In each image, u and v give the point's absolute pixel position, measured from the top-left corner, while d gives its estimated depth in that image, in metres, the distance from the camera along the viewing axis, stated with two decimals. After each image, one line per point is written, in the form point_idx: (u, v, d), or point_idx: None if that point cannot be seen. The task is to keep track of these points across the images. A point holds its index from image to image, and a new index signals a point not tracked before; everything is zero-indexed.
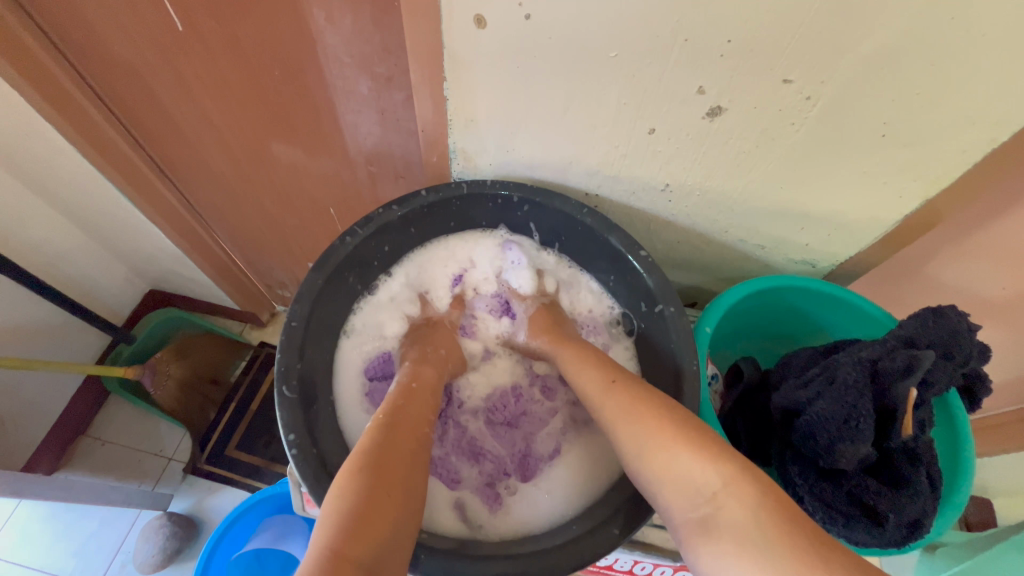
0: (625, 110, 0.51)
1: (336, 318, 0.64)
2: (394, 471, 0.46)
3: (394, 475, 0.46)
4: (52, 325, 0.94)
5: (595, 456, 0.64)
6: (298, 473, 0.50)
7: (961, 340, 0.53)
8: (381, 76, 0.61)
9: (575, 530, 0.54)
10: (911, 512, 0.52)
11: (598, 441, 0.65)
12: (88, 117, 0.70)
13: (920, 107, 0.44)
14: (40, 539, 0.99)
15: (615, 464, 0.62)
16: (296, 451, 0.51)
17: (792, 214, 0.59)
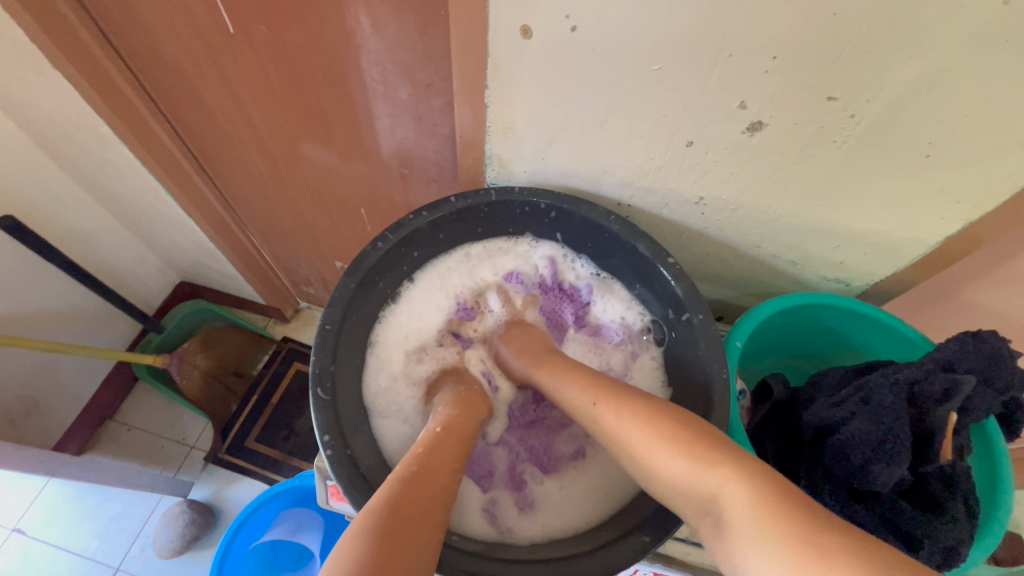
0: (663, 123, 0.47)
1: (367, 323, 0.63)
2: (414, 530, 0.41)
3: (413, 531, 0.41)
4: (82, 309, 1.11)
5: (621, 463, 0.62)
6: (332, 473, 0.49)
7: (1004, 365, 0.44)
8: (421, 83, 0.60)
9: (604, 536, 0.53)
10: (945, 539, 0.39)
11: None
12: (134, 109, 0.77)
13: (1003, 128, 0.39)
14: (67, 518, 1.15)
15: None
16: (330, 454, 0.50)
17: (831, 231, 0.53)
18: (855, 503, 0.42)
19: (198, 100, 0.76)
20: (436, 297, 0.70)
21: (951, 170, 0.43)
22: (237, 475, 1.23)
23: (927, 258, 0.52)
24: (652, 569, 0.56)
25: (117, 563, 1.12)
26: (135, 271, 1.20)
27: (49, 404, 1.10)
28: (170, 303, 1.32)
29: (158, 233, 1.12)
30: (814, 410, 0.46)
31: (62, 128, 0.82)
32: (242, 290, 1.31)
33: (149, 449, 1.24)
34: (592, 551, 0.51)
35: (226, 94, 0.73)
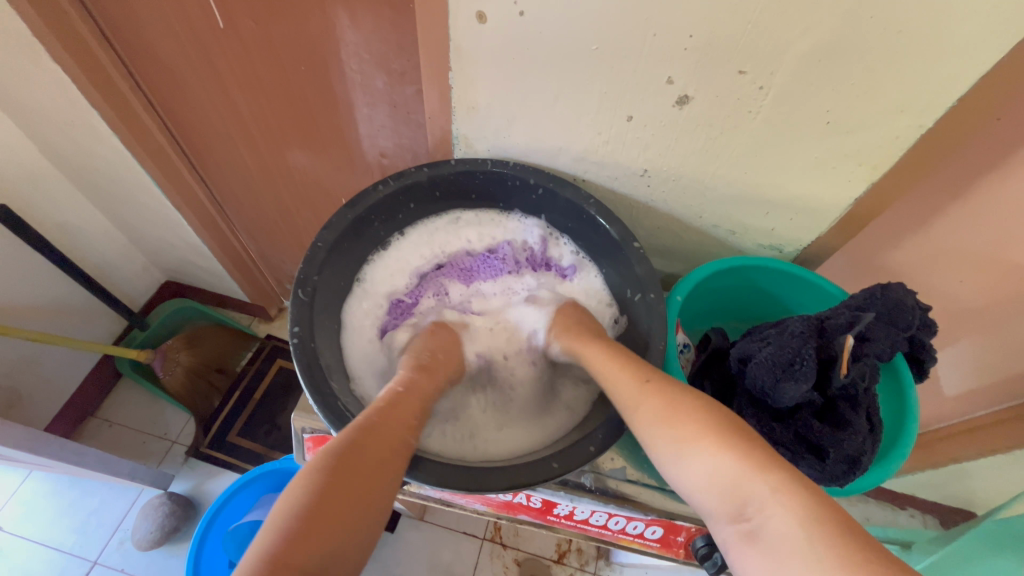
0: (606, 100, 0.54)
1: (355, 259, 0.64)
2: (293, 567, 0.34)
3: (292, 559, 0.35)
4: (69, 303, 1.14)
5: (554, 416, 0.61)
6: (295, 365, 0.49)
7: (908, 313, 0.49)
8: (396, 72, 0.67)
9: (541, 454, 0.51)
10: (847, 447, 0.45)
11: (560, 411, 0.61)
12: (127, 102, 0.82)
13: (884, 94, 0.46)
14: (45, 513, 1.15)
15: (566, 421, 0.59)
16: (296, 343, 0.51)
17: (760, 199, 0.60)
18: (773, 422, 0.48)
19: (187, 94, 0.81)
20: (418, 255, 0.70)
21: (847, 135, 0.51)
22: (218, 469, 1.24)
23: (845, 221, 0.59)
24: (607, 511, 0.58)
25: (93, 557, 1.12)
26: (121, 269, 1.23)
27: (31, 397, 1.12)
28: (155, 301, 1.34)
29: (145, 230, 1.16)
30: (742, 344, 0.52)
31: (56, 121, 0.86)
32: (228, 288, 1.34)
33: (129, 445, 1.25)
34: (526, 462, 0.49)
35: (215, 88, 0.78)
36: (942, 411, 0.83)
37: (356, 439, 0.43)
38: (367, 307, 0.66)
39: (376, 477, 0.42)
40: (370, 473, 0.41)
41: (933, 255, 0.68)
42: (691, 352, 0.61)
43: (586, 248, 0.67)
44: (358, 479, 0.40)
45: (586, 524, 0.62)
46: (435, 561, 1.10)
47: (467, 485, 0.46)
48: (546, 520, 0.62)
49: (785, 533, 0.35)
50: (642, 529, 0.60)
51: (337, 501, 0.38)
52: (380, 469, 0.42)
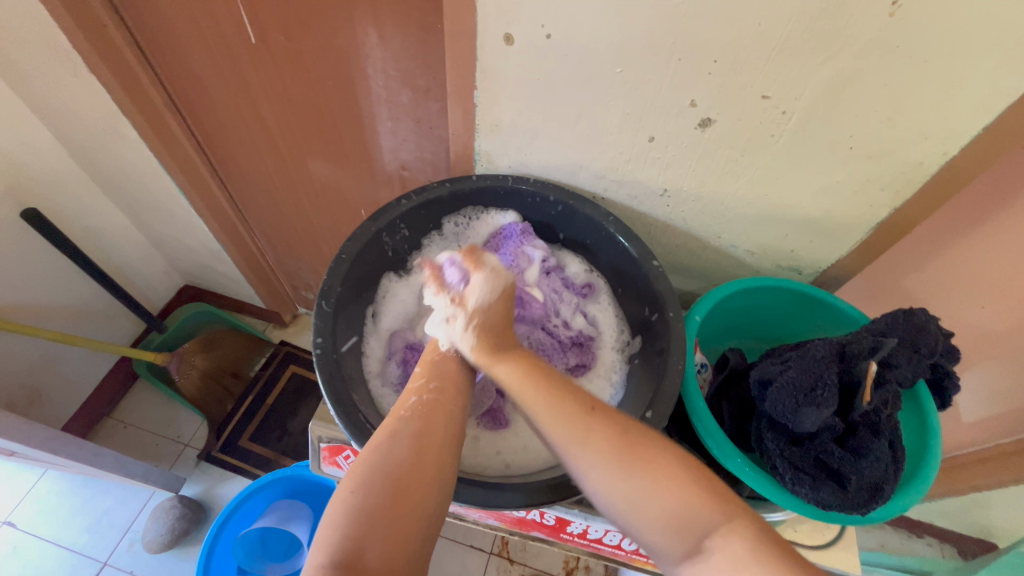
0: (628, 120, 0.54)
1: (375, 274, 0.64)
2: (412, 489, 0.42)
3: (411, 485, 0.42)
4: (91, 305, 1.16)
5: None
6: (319, 375, 0.49)
7: (931, 340, 0.49)
8: (421, 88, 0.68)
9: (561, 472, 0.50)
10: (869, 474, 0.45)
11: None
12: (158, 112, 0.84)
13: (908, 120, 0.47)
14: (58, 512, 1.17)
15: None
16: (319, 353, 0.51)
17: (781, 220, 0.60)
18: (793, 446, 0.47)
19: (216, 106, 0.83)
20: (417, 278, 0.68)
21: (871, 159, 0.51)
22: (228, 474, 1.25)
23: (866, 244, 0.59)
24: (621, 531, 0.57)
25: (104, 558, 1.13)
26: (142, 272, 1.26)
27: (51, 396, 1.14)
28: (173, 305, 1.37)
29: (167, 235, 1.18)
30: (760, 366, 0.52)
31: (89, 129, 0.89)
32: (245, 294, 1.36)
33: (143, 447, 1.26)
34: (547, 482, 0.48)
35: (244, 100, 0.80)
36: (959, 438, 0.81)
37: (391, 430, 0.45)
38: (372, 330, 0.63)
39: (428, 454, 0.44)
40: (420, 454, 0.44)
41: (953, 280, 0.68)
42: (708, 372, 0.61)
43: (601, 267, 0.68)
44: (409, 466, 0.43)
45: (600, 543, 0.61)
46: None
47: (486, 500, 0.46)
48: (559, 538, 0.62)
49: (734, 563, 0.39)
50: (655, 550, 0.59)
51: (394, 481, 0.41)
52: (432, 448, 0.45)
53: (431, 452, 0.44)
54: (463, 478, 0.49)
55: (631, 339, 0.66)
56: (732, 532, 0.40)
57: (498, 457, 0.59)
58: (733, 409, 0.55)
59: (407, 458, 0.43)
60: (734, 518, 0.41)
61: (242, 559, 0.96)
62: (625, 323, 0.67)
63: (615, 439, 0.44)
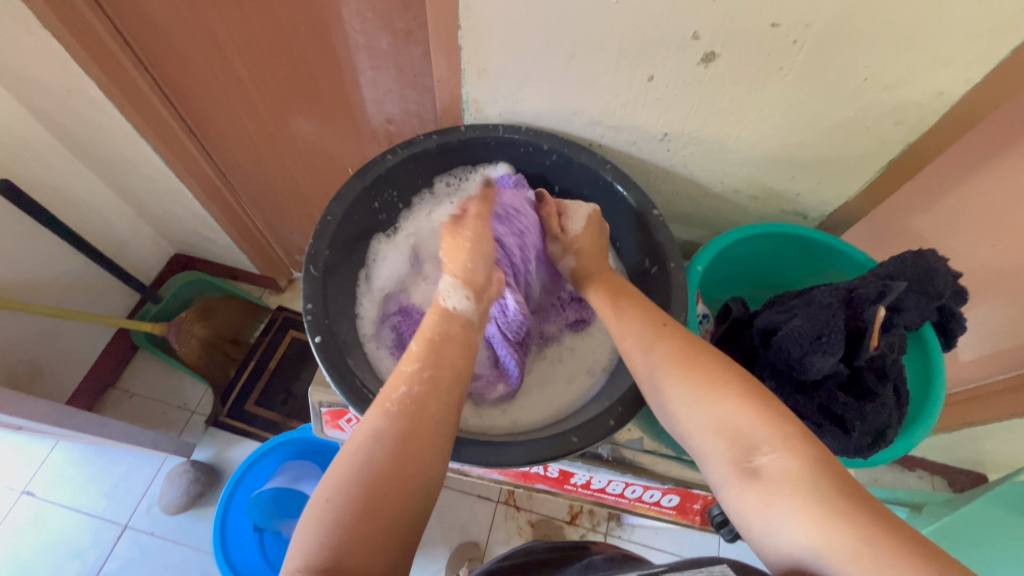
0: (626, 57, 0.50)
1: (363, 236, 0.61)
2: (423, 420, 0.44)
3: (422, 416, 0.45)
4: (81, 278, 1.14)
5: (568, 391, 0.60)
6: (312, 341, 0.48)
7: (938, 278, 0.47)
8: (401, 31, 0.63)
9: (563, 428, 0.51)
10: (874, 420, 0.44)
11: (575, 385, 0.61)
12: (124, 69, 0.78)
13: (928, 46, 0.43)
14: (74, 480, 1.19)
15: (580, 394, 0.59)
16: (310, 319, 0.49)
17: (786, 162, 0.57)
18: (797, 395, 0.47)
19: (186, 61, 0.77)
20: (410, 244, 0.66)
21: (886, 92, 0.48)
22: (238, 438, 1.27)
23: (875, 185, 0.57)
24: (624, 480, 0.58)
25: (125, 521, 1.16)
26: (130, 242, 1.22)
27: (52, 370, 1.14)
28: (165, 274, 1.34)
29: (151, 203, 1.14)
30: (764, 315, 0.51)
31: (54, 94, 0.84)
32: (237, 260, 1.34)
33: (151, 415, 1.28)
34: (549, 438, 0.49)
35: (214, 54, 0.75)
36: (957, 373, 0.82)
37: (375, 428, 0.43)
38: (366, 296, 0.62)
39: (432, 403, 0.46)
40: (423, 401, 0.45)
41: (961, 218, 0.66)
42: (710, 322, 0.60)
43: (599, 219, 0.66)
44: (390, 470, 0.41)
45: (603, 493, 0.63)
46: (449, 524, 1.13)
47: (489, 459, 0.47)
48: (563, 489, 0.63)
49: (784, 475, 0.37)
50: (658, 498, 0.60)
51: (373, 486, 0.40)
52: (417, 448, 0.43)
53: (415, 452, 0.42)
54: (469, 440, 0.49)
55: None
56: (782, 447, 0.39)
57: (502, 416, 0.59)
58: (736, 358, 0.55)
59: (389, 460, 0.42)
60: (789, 438, 0.39)
61: (258, 518, 0.97)
62: (624, 277, 0.65)
63: (678, 347, 0.46)
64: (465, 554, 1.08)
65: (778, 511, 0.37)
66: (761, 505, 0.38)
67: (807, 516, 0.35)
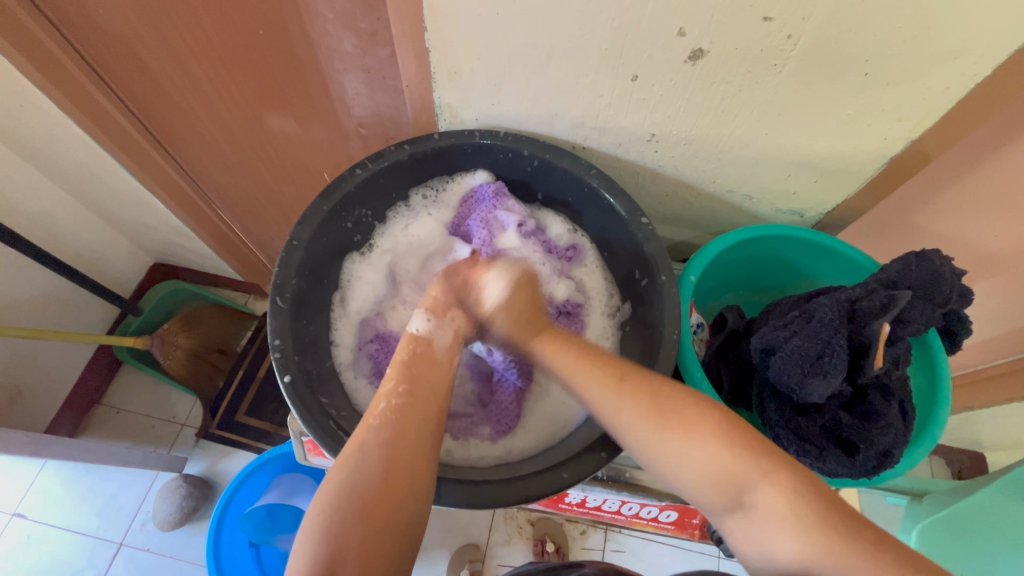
0: (607, 57, 0.46)
1: (334, 258, 0.58)
2: (411, 432, 0.43)
3: (411, 427, 0.43)
4: (54, 295, 1.10)
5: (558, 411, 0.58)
6: (280, 381, 0.46)
7: (945, 285, 0.44)
8: (366, 32, 0.58)
9: (554, 459, 0.49)
10: (879, 441, 0.43)
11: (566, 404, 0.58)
12: (75, 80, 0.73)
13: (936, 37, 0.39)
14: (65, 500, 1.17)
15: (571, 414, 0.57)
16: (278, 356, 0.46)
17: (781, 161, 0.54)
18: (797, 417, 0.45)
19: (142, 69, 0.72)
20: (386, 261, 0.63)
21: (886, 87, 0.44)
22: (230, 449, 1.25)
23: (875, 181, 0.54)
24: (620, 498, 0.56)
25: (120, 539, 1.15)
26: (104, 254, 1.18)
27: (32, 390, 1.11)
28: (145, 285, 1.30)
29: (122, 214, 1.09)
30: (762, 331, 0.48)
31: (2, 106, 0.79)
32: (218, 268, 1.29)
33: (140, 430, 1.25)
34: (540, 472, 0.47)
35: (169, 60, 0.70)
36: (957, 362, 0.80)
37: (359, 444, 0.42)
38: (341, 321, 0.59)
39: (418, 414, 0.44)
40: (411, 412, 0.44)
41: (965, 208, 0.62)
42: (705, 332, 0.57)
43: (586, 227, 0.63)
44: (379, 484, 0.40)
45: (599, 509, 0.61)
46: (449, 527, 1.08)
47: (474, 501, 0.45)
48: (557, 507, 0.61)
49: (769, 508, 0.37)
50: (655, 513, 0.59)
51: (363, 503, 0.39)
52: (404, 458, 0.41)
53: (402, 462, 0.41)
54: (458, 477, 0.47)
55: (621, 304, 0.62)
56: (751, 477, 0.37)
57: (491, 444, 0.57)
58: (733, 372, 0.53)
59: (377, 474, 0.40)
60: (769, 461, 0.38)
61: (253, 535, 0.95)
62: (613, 287, 0.62)
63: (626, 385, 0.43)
64: (466, 556, 1.05)
65: (770, 537, 0.37)
66: (753, 536, 0.38)
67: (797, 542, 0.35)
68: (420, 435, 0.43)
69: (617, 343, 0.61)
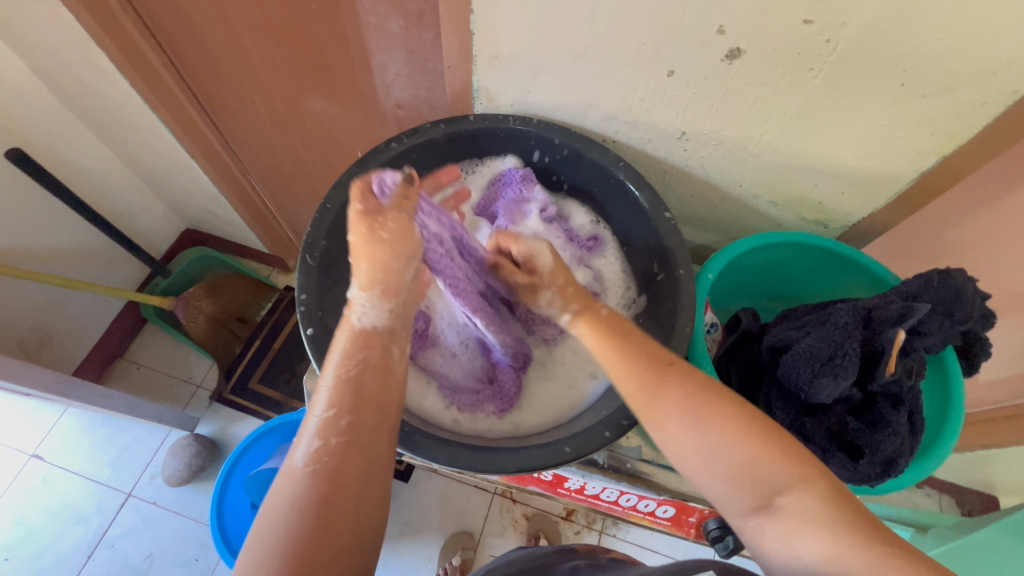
0: (645, 51, 0.47)
1: None
2: (358, 455, 0.39)
3: (357, 450, 0.39)
4: (90, 249, 1.14)
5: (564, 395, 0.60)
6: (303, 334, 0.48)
7: (967, 300, 0.44)
8: (412, 13, 0.60)
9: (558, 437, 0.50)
10: (884, 449, 0.43)
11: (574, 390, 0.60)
12: (130, 39, 0.76)
13: (976, 51, 0.40)
14: (80, 447, 1.21)
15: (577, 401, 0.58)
16: (303, 310, 0.49)
17: (809, 170, 0.55)
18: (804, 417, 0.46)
19: (195, 34, 0.75)
20: None
21: (922, 100, 0.45)
22: (240, 415, 1.28)
23: (903, 197, 0.54)
24: (618, 488, 0.57)
25: (128, 490, 1.18)
26: (140, 214, 1.22)
27: (61, 338, 1.16)
28: (175, 249, 1.35)
29: (162, 177, 1.14)
30: (776, 331, 0.49)
31: (63, 61, 0.83)
32: (247, 238, 1.33)
33: (157, 388, 1.29)
34: (542, 446, 0.48)
35: (222, 28, 0.72)
36: (977, 395, 0.79)
37: (310, 493, 0.37)
38: None
39: (364, 434, 0.40)
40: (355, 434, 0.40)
41: (996, 236, 0.62)
42: (718, 332, 0.58)
43: (609, 221, 0.64)
44: (319, 530, 0.36)
45: (596, 498, 0.62)
46: (446, 512, 1.09)
47: (475, 465, 0.46)
48: (555, 492, 0.62)
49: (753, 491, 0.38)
50: (651, 507, 0.59)
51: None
52: (349, 491, 0.38)
53: (348, 501, 0.38)
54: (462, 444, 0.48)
55: (637, 297, 0.62)
56: (751, 464, 0.38)
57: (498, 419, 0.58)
58: (742, 372, 0.53)
59: (340, 547, 0.36)
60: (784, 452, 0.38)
61: (255, 497, 0.98)
62: (631, 281, 0.63)
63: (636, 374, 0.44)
64: (459, 543, 1.05)
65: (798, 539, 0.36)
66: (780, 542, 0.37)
67: (828, 542, 0.35)
68: (368, 457, 0.39)
69: (632, 333, 0.61)
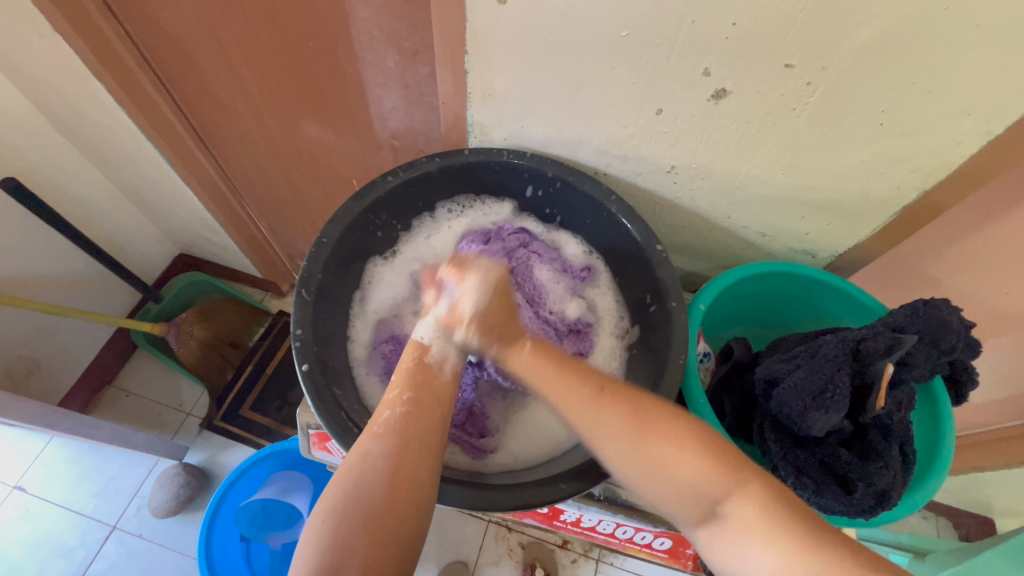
0: (634, 91, 0.49)
1: (359, 260, 0.60)
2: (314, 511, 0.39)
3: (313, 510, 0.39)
4: (82, 275, 1.14)
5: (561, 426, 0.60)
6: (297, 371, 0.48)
7: (953, 332, 0.45)
8: (408, 50, 0.62)
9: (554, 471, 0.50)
10: (876, 481, 0.44)
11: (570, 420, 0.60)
12: (130, 72, 0.77)
13: (949, 94, 0.42)
14: (65, 478, 1.19)
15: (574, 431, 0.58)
16: (298, 345, 0.49)
17: (795, 202, 0.56)
18: (797, 449, 0.46)
19: (194, 67, 0.77)
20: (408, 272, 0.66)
21: (901, 138, 0.46)
22: (231, 442, 1.26)
23: (888, 228, 0.55)
24: (615, 521, 0.56)
25: (113, 522, 1.16)
26: (134, 240, 1.22)
27: (49, 365, 1.14)
28: (168, 274, 1.34)
29: (156, 204, 1.14)
30: (767, 363, 0.50)
31: (62, 91, 0.83)
32: (240, 263, 1.33)
33: (146, 415, 1.27)
34: (539, 481, 0.48)
35: (221, 62, 0.74)
36: (968, 419, 0.79)
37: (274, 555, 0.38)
38: (361, 320, 0.62)
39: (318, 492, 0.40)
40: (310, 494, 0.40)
41: (979, 264, 0.63)
42: (711, 361, 0.59)
43: (603, 253, 0.65)
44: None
45: (593, 530, 0.61)
46: (441, 542, 1.07)
47: (474, 502, 0.46)
48: (552, 524, 0.62)
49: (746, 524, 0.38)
50: (648, 538, 0.59)
51: None
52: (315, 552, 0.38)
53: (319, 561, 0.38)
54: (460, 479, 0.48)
55: (630, 327, 0.63)
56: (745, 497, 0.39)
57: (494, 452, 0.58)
58: (736, 403, 0.54)
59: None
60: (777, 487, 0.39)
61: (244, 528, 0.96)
62: (625, 311, 0.64)
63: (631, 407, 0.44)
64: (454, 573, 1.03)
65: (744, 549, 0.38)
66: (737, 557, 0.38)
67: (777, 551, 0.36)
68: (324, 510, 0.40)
69: (625, 363, 0.62)
